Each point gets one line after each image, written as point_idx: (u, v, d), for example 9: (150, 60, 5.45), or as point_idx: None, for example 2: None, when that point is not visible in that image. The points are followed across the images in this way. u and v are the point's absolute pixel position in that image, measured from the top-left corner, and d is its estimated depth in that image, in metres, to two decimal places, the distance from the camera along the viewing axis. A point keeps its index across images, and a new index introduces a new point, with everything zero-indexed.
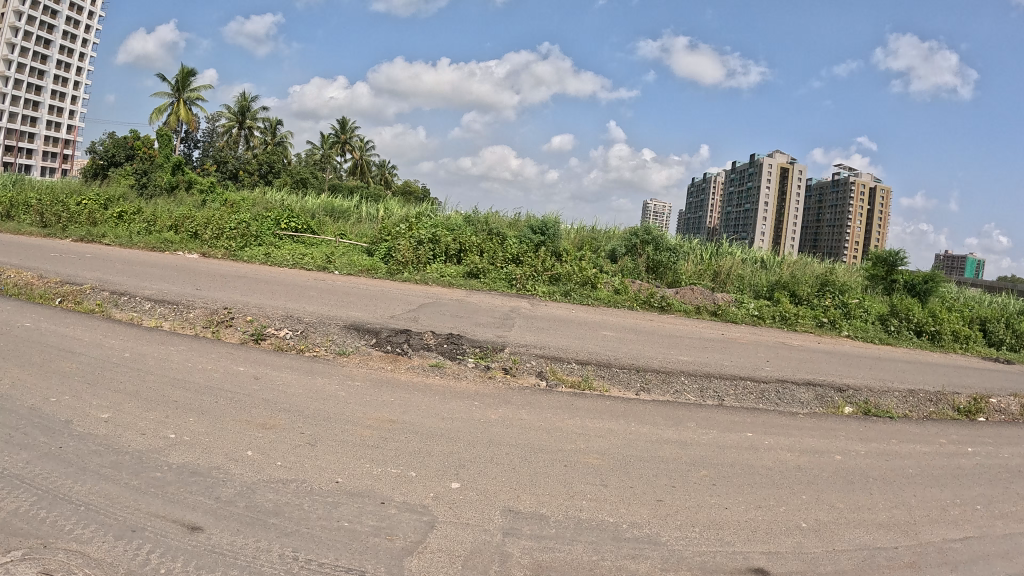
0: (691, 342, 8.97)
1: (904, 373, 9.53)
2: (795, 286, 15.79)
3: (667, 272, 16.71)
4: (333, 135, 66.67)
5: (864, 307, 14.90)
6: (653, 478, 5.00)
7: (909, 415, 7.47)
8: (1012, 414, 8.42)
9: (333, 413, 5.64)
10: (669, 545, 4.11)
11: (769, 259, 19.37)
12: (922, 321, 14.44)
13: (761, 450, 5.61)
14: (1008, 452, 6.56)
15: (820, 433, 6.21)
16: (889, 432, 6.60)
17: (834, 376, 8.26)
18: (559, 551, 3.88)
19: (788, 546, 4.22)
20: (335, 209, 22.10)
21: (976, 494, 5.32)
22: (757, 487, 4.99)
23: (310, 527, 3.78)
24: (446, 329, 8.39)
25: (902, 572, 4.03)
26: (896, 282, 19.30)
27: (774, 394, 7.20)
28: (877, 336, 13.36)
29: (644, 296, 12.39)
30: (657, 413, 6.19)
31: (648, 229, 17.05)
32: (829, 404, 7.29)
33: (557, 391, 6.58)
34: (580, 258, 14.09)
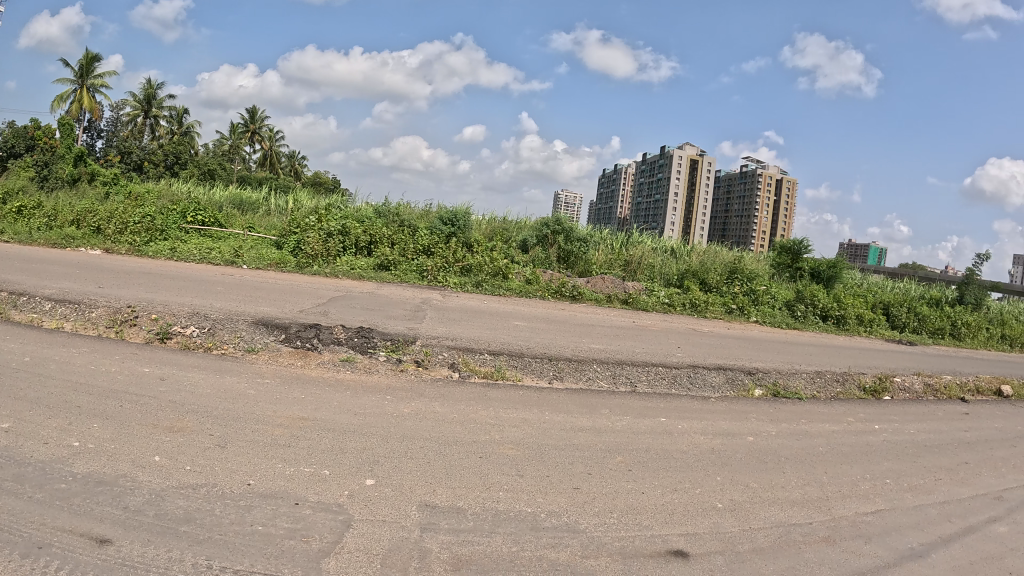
0: (604, 331, 9.07)
1: (809, 355, 9.96)
2: (704, 274, 16.26)
3: (578, 261, 16.89)
4: (243, 125, 64.19)
5: (771, 295, 15.54)
6: (569, 466, 5.02)
7: (816, 395, 7.80)
8: (914, 392, 8.95)
9: (242, 413, 5.37)
10: (588, 533, 4.12)
11: (679, 247, 19.96)
12: (827, 306, 15.25)
13: (675, 434, 5.70)
14: (912, 428, 6.96)
15: (732, 416, 6.39)
16: (797, 412, 6.87)
17: (745, 360, 8.55)
18: (478, 544, 3.82)
19: (706, 527, 4.32)
20: (243, 201, 21.24)
21: (885, 469, 5.61)
22: (674, 470, 5.07)
23: (223, 532, 3.57)
24: (357, 322, 8.19)
25: (817, 547, 4.20)
26: (802, 270, 20.30)
27: (685, 379, 7.37)
28: (784, 321, 13.98)
29: (555, 285, 12.50)
30: (570, 401, 6.23)
31: (558, 219, 17.48)
32: (738, 387, 7.52)
33: (469, 381, 6.53)
34: (490, 248, 14.08)
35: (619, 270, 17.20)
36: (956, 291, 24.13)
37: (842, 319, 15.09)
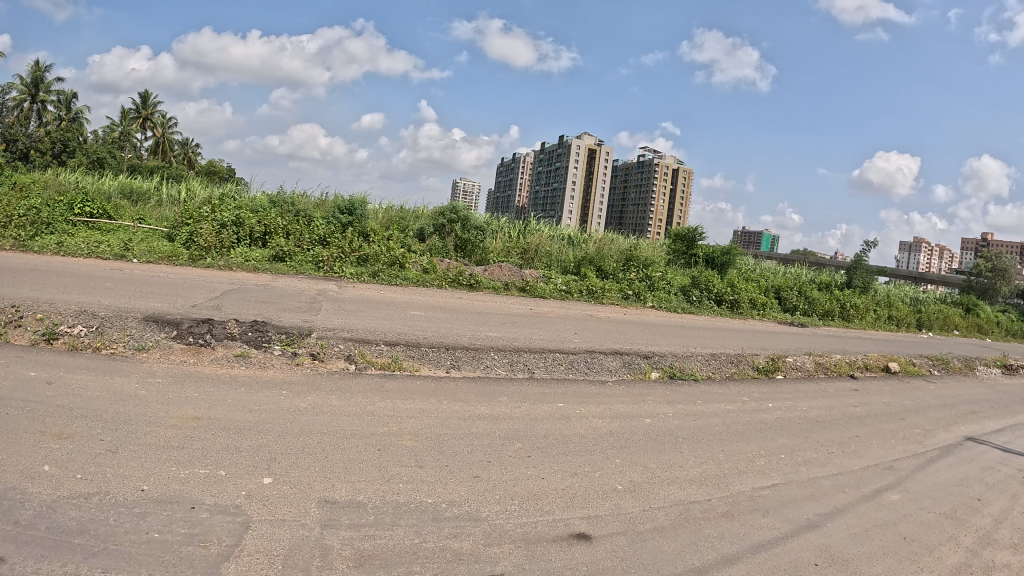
0: (501, 318, 9.10)
1: (705, 339, 10.35)
2: (601, 261, 16.41)
3: (475, 250, 16.75)
4: (134, 111, 60.59)
5: (668, 281, 16.05)
6: (467, 455, 5.00)
7: (710, 376, 8.12)
8: (806, 371, 9.45)
9: (126, 415, 5.04)
10: (490, 520, 4.12)
11: (576, 236, 20.32)
12: (721, 291, 16.06)
13: (572, 419, 5.78)
14: (803, 405, 7.35)
15: (629, 399, 6.55)
16: (693, 393, 7.11)
17: (641, 344, 8.77)
18: (380, 538, 3.75)
19: (606, 509, 4.41)
20: (133, 190, 20.02)
21: (780, 445, 5.88)
22: (574, 454, 5.12)
23: (119, 542, 3.34)
24: (251, 316, 7.89)
25: (716, 522, 4.36)
26: (697, 257, 21.10)
27: (582, 364, 7.51)
28: (681, 306, 14.49)
29: (452, 274, 12.42)
30: (468, 390, 6.21)
31: (454, 208, 17.12)
32: (635, 370, 7.72)
33: (366, 373, 6.40)
34: (387, 237, 13.86)
35: (516, 258, 17.18)
36: (846, 276, 25.69)
37: (735, 303, 15.90)
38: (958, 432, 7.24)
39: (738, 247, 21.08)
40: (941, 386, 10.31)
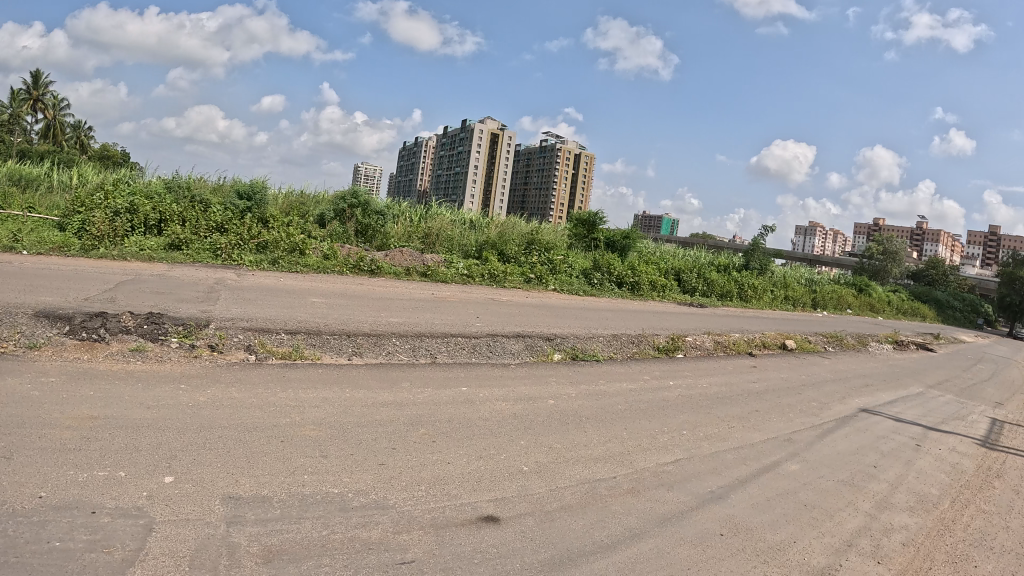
0: (401, 304, 9.00)
1: (608, 320, 10.58)
2: (504, 245, 16.35)
3: (376, 235, 16.55)
4: (21, 91, 56.42)
5: (569, 264, 16.44)
6: (373, 442, 4.93)
7: (612, 356, 8.32)
8: (704, 349, 9.86)
9: (14, 416, 4.68)
10: (397, 508, 4.09)
11: (478, 220, 20.42)
12: (621, 273, 16.83)
13: (476, 403, 5.79)
14: (701, 382, 7.64)
15: (532, 380, 6.63)
16: (595, 373, 7.27)
17: (543, 327, 8.86)
18: (287, 532, 3.64)
19: (513, 490, 4.44)
20: (16, 176, 18.63)
21: (682, 421, 6.07)
22: (478, 437, 5.12)
23: (17, 554, 3.09)
24: (146, 308, 7.51)
25: (622, 498, 4.45)
26: (598, 240, 21.55)
27: (485, 348, 7.53)
28: (582, 289, 14.92)
29: (352, 260, 12.25)
30: (371, 376, 6.13)
31: (355, 194, 16.78)
32: (537, 352, 7.82)
33: (267, 363, 6.23)
34: (288, 223, 13.71)
35: (417, 242, 17.04)
36: (743, 258, 26.81)
37: (636, 285, 16.76)
38: (852, 404, 7.69)
39: (637, 230, 21.65)
40: (831, 361, 10.95)
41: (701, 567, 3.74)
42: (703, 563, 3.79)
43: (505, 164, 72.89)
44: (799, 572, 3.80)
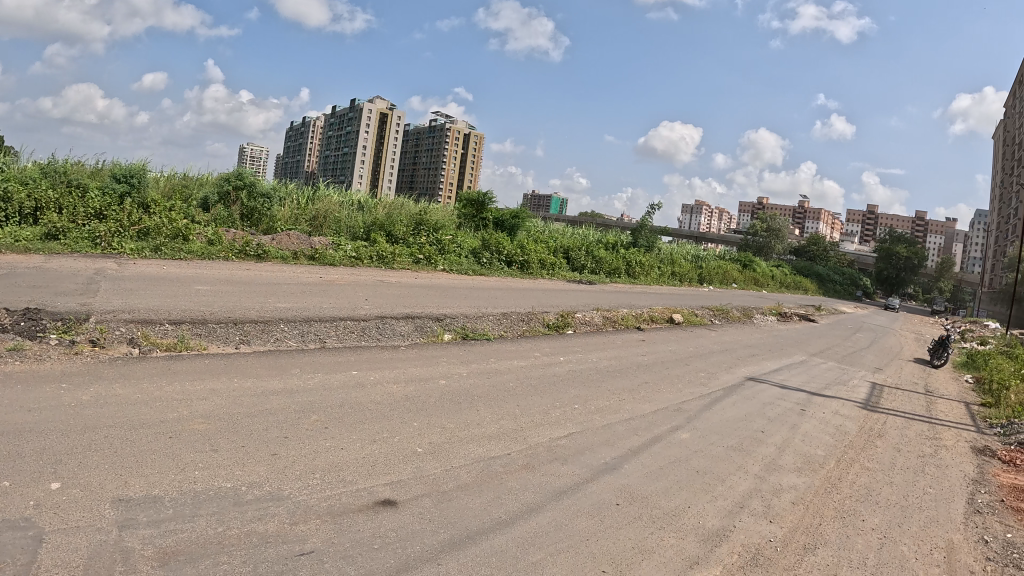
0: (287, 289, 8.79)
1: (497, 299, 10.65)
2: (390, 226, 16.27)
3: (263, 219, 15.45)
4: None
5: (458, 244, 16.82)
6: (263, 433, 4.75)
7: (502, 334, 8.46)
8: (594, 325, 10.20)
9: None
10: (293, 498, 3.93)
11: (366, 200, 19.28)
12: (511, 252, 17.86)
13: (366, 386, 5.71)
14: (591, 356, 7.82)
15: (423, 361, 6.61)
16: (488, 352, 7.34)
17: (432, 308, 8.81)
18: (182, 531, 3.41)
19: (409, 473, 4.37)
20: None
21: (573, 396, 6.17)
22: (371, 421, 5.03)
23: None
24: (20, 302, 6.90)
25: (518, 474, 4.45)
26: (488, 220, 21.25)
27: (372, 331, 7.51)
28: (470, 268, 15.65)
29: (237, 244, 11.87)
30: (259, 364, 5.97)
31: (240, 174, 15.49)
32: (426, 333, 7.88)
33: (153, 356, 5.95)
34: (172, 207, 13.26)
35: (306, 225, 16.22)
36: (631, 235, 27.59)
37: (525, 264, 17.96)
38: (739, 372, 8.08)
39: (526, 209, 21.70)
40: (715, 334, 11.52)
41: (600, 538, 3.82)
42: (601, 534, 3.86)
43: (394, 143, 70.84)
44: (694, 537, 3.94)
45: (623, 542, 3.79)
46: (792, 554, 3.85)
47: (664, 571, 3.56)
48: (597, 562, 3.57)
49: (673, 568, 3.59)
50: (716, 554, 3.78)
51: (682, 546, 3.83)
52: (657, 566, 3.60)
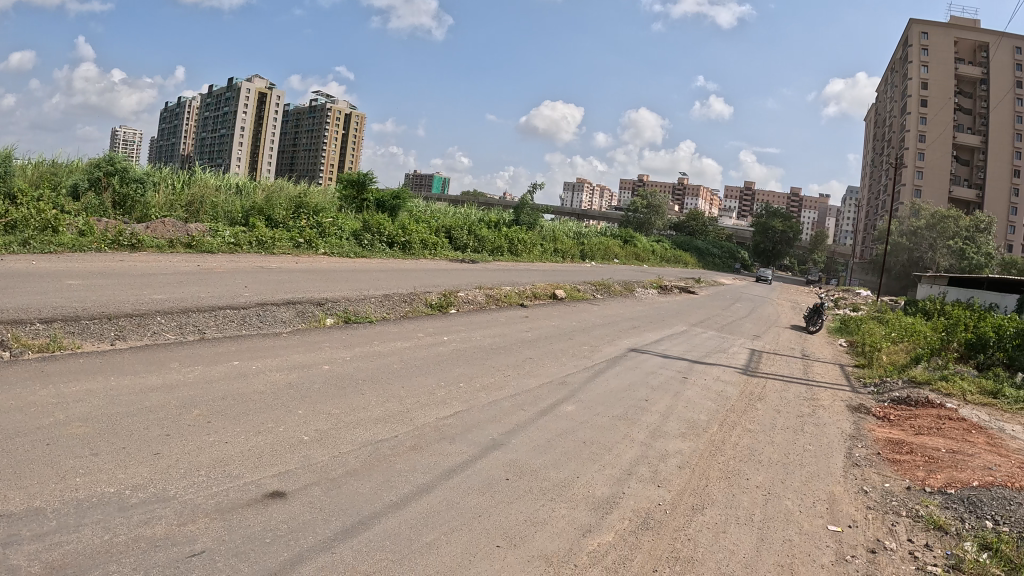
0: (165, 279, 8.42)
1: (380, 281, 10.61)
2: (270, 210, 15.45)
3: (137, 206, 13.91)
4: None
5: (339, 227, 16.45)
6: (144, 432, 4.39)
7: (386, 317, 8.45)
8: (477, 303, 10.52)
9: None
10: (181, 498, 3.62)
11: (246, 183, 17.73)
12: (392, 234, 17.70)
13: (249, 376, 5.50)
14: (475, 334, 8.04)
15: (305, 347, 6.45)
16: (371, 336, 7.26)
17: (313, 292, 8.61)
18: (68, 543, 3.04)
19: (296, 462, 4.18)
20: None
21: (459, 374, 6.19)
22: (256, 411, 4.83)
23: None
24: None
25: (406, 456, 4.35)
26: (368, 202, 19.88)
27: (253, 319, 7.26)
28: (351, 251, 15.50)
29: (109, 234, 11.04)
30: (136, 360, 5.64)
31: (110, 158, 13.68)
32: (308, 319, 7.71)
33: (23, 359, 5.36)
34: (39, 198, 11.75)
35: (182, 212, 14.73)
36: (513, 214, 28.08)
37: (407, 244, 18.04)
38: (622, 344, 8.70)
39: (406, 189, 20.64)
40: (600, 311, 12.24)
41: (491, 514, 3.79)
42: (494, 509, 3.83)
43: (271, 125, 67.30)
44: (585, 505, 3.99)
45: (515, 516, 3.78)
46: (682, 515, 4.03)
47: (558, 541, 3.60)
48: (492, 537, 3.56)
49: (567, 539, 3.64)
50: (607, 521, 3.86)
51: (574, 516, 3.87)
52: (551, 537, 3.63)
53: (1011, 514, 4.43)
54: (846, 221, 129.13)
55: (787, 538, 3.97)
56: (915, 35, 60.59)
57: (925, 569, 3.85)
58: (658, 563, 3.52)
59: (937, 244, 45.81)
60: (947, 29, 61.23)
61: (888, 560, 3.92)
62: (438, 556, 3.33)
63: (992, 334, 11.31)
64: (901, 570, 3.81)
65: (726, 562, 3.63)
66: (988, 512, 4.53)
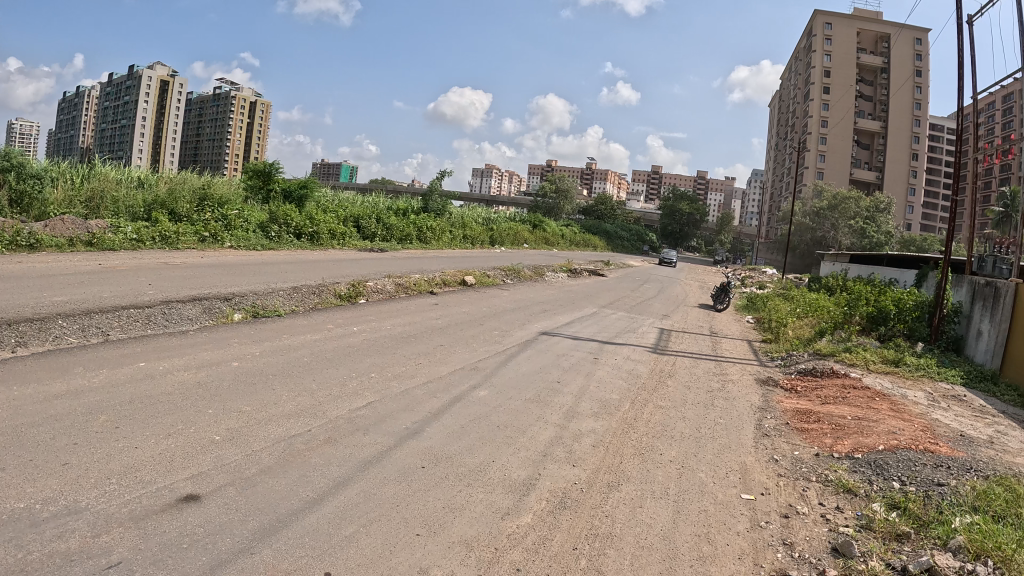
0: (66, 280, 8.03)
1: (290, 274, 10.52)
2: (173, 202, 14.35)
3: (35, 203, 12.26)
4: None
5: (244, 218, 15.61)
6: (51, 442, 4.12)
7: (295, 309, 8.27)
8: (387, 292, 10.55)
9: None
10: (93, 509, 3.38)
11: (147, 176, 15.44)
12: (300, 225, 17.25)
13: (157, 377, 5.33)
14: (385, 324, 8.18)
15: (214, 345, 6.28)
16: (279, 329, 7.17)
17: (219, 288, 8.36)
18: None
19: (210, 463, 4.04)
20: None
21: (370, 365, 6.25)
22: (165, 414, 4.69)
23: None
24: None
25: (320, 450, 4.31)
26: (275, 191, 18.49)
27: (159, 318, 6.89)
28: (259, 244, 15.12)
29: (5, 233, 10.03)
30: (36, 367, 5.30)
31: (3, 151, 12.02)
32: (216, 315, 7.38)
33: None
34: None
35: (82, 209, 13.03)
36: (421, 201, 27.67)
37: (314, 235, 17.61)
38: (533, 329, 9.21)
39: (313, 177, 19.47)
40: (507, 296, 12.64)
41: (409, 502, 3.78)
42: (412, 497, 3.84)
43: (175, 114, 61.36)
44: (501, 488, 4.06)
45: (432, 504, 3.78)
46: (598, 493, 4.18)
47: (477, 525, 3.62)
48: (411, 526, 3.54)
49: (486, 522, 3.66)
50: (525, 503, 3.92)
51: (492, 499, 3.92)
52: (470, 521, 3.65)
53: (911, 475, 4.84)
54: (748, 203, 135.66)
55: (702, 508, 4.20)
56: (819, 25, 62.42)
57: (836, 529, 4.13)
58: (577, 541, 3.59)
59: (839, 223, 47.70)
60: (851, 19, 63.18)
61: (800, 523, 4.21)
62: (357, 549, 3.27)
63: (892, 307, 12.19)
64: (813, 532, 4.09)
65: (643, 534, 3.76)
66: (894, 474, 4.92)
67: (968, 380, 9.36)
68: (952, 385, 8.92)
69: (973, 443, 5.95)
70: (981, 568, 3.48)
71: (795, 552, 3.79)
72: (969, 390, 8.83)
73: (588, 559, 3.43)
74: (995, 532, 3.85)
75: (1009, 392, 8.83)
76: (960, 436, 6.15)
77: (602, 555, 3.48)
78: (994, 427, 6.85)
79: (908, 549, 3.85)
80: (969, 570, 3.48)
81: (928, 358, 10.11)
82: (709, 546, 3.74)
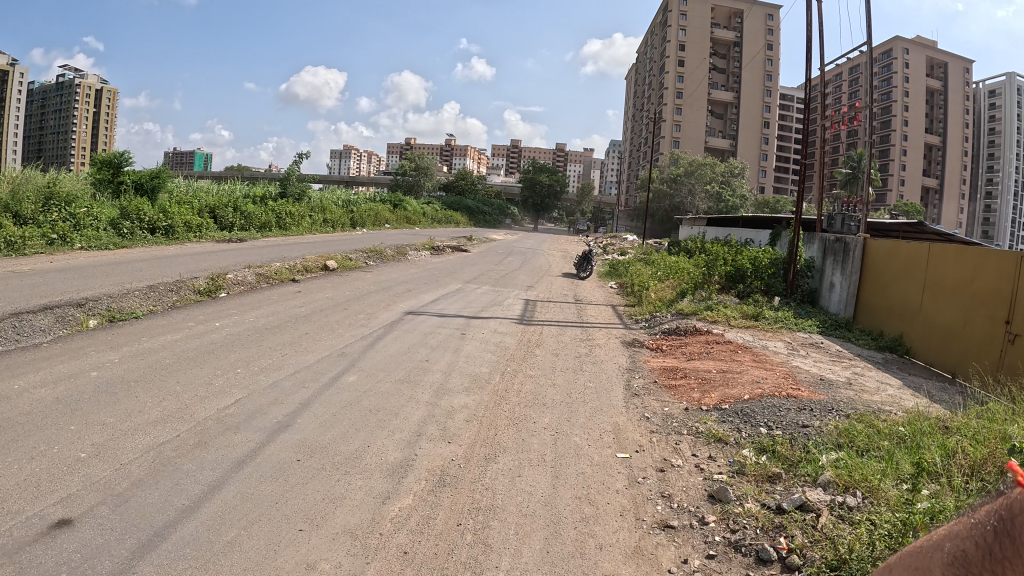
0: None
1: (141, 272, 9.97)
2: (14, 202, 13.10)
3: None
4: None
5: (93, 216, 14.69)
6: None
7: (152, 310, 7.96)
8: (247, 284, 10.24)
9: None
10: None
11: None
12: (154, 219, 16.35)
13: (14, 397, 4.89)
14: (247, 316, 7.97)
15: (67, 356, 5.92)
16: (136, 333, 6.85)
17: (67, 294, 7.81)
18: None
19: (77, 483, 3.67)
20: None
21: (236, 360, 6.11)
22: (23, 436, 4.23)
23: None
24: None
25: (192, 455, 4.14)
26: (126, 184, 17.14)
27: (9, 332, 6.36)
28: (111, 242, 14.30)
29: None
30: None
31: None
32: (69, 323, 6.97)
33: None
34: None
35: None
36: (279, 186, 26.61)
37: (169, 228, 16.82)
38: (398, 309, 9.23)
39: (164, 166, 18.20)
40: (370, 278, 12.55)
41: (288, 498, 3.69)
42: (289, 493, 3.75)
43: (18, 112, 43.57)
44: (380, 473, 4.08)
45: (312, 497, 3.72)
46: (476, 467, 4.29)
47: (360, 513, 3.59)
48: (293, 522, 3.43)
49: (367, 509, 3.65)
50: (406, 484, 3.97)
51: (371, 485, 3.93)
52: (353, 510, 3.61)
53: (769, 421, 5.22)
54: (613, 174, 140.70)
55: (580, 471, 4.39)
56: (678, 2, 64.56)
57: (710, 477, 4.39)
58: (461, 516, 3.64)
59: (695, 189, 50.57)
60: None
61: (675, 475, 4.44)
62: (243, 552, 3.10)
63: (749, 265, 12.83)
64: (689, 483, 4.33)
65: (524, 503, 3.87)
66: (760, 421, 5.28)
67: (825, 329, 10.26)
68: (809, 335, 9.72)
69: (831, 386, 6.42)
70: (851, 500, 3.71)
71: (673, 504, 4.01)
72: (827, 338, 9.70)
73: (473, 533, 3.48)
74: (859, 465, 4.13)
75: (861, 337, 9.81)
76: (821, 380, 6.66)
77: (487, 527, 3.55)
78: (851, 369, 7.50)
79: (779, 489, 4.13)
80: (840, 504, 3.72)
81: (785, 311, 10.91)
82: (591, 507, 3.89)
